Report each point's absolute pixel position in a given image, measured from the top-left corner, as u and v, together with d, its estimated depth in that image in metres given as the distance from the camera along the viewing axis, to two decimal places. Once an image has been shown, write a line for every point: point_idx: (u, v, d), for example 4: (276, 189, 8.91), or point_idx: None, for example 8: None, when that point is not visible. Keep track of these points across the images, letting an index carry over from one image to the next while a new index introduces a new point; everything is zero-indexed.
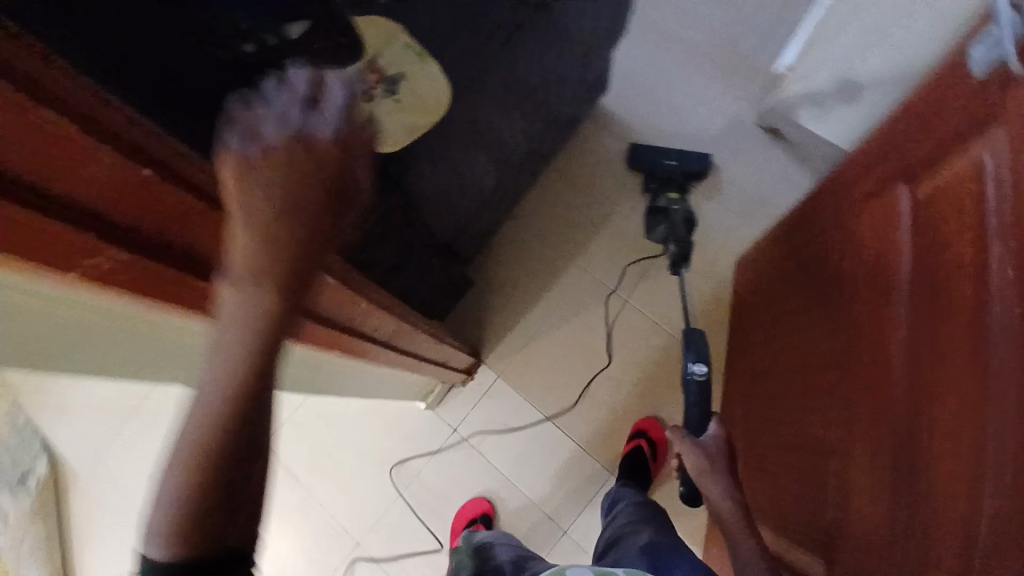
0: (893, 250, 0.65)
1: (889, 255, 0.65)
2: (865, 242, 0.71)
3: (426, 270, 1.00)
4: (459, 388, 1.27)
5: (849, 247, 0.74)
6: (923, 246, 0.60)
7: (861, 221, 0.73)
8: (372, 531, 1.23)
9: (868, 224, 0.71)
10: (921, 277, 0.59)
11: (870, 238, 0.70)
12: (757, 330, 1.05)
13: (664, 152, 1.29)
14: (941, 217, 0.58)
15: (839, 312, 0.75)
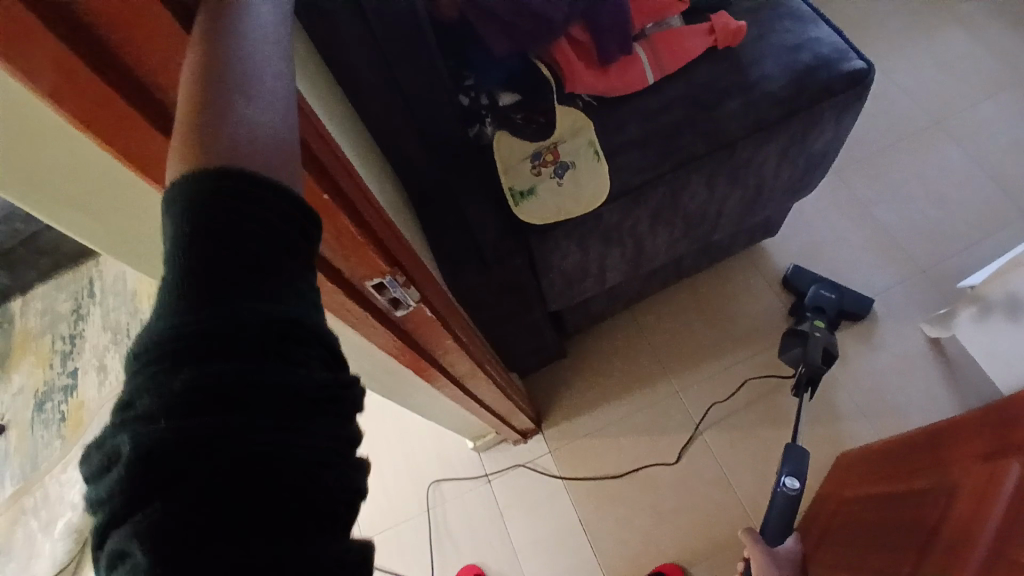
0: (984, 510, 0.58)
1: (978, 514, 0.59)
2: (963, 488, 0.64)
3: (527, 328, 1.05)
4: (509, 444, 1.30)
5: (943, 491, 0.67)
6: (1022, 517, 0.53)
7: (957, 472, 0.67)
8: (379, 536, 1.28)
9: (967, 473, 0.64)
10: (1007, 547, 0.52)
11: (967, 487, 0.63)
12: (829, 537, 0.95)
13: (822, 282, 1.25)
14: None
15: (914, 552, 0.67)
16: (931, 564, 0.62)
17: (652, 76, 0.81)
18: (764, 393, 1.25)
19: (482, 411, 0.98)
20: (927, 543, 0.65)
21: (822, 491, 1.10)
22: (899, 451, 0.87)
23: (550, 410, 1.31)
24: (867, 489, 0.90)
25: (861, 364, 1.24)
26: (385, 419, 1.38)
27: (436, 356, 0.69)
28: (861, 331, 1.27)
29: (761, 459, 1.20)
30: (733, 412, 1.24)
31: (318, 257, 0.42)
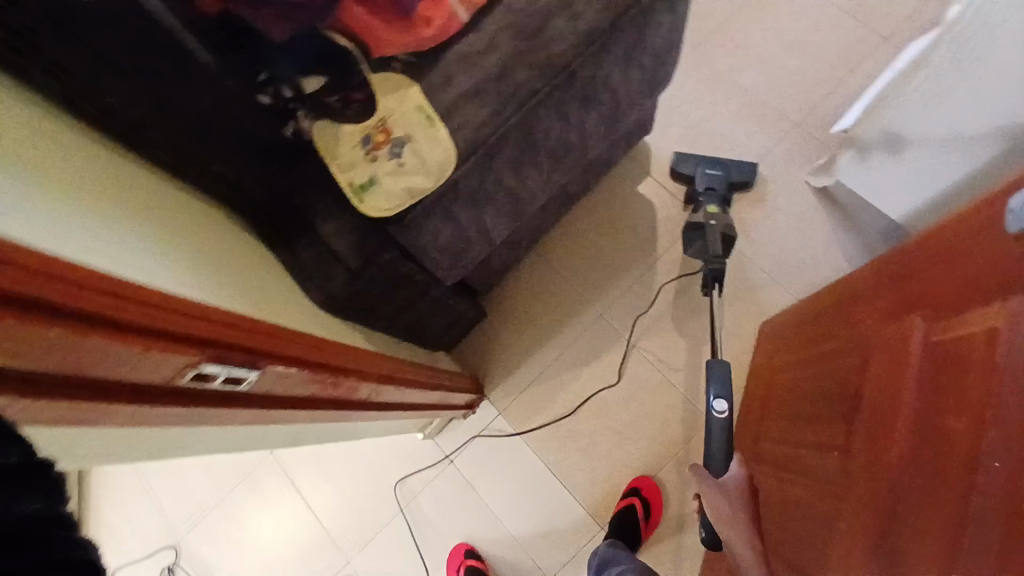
0: (902, 368, 0.60)
1: (896, 371, 0.61)
2: (875, 350, 0.67)
3: (431, 310, 0.99)
4: (459, 419, 1.27)
5: (860, 351, 0.70)
6: (935, 367, 0.55)
7: (871, 336, 0.69)
8: (360, 549, 1.26)
9: (881, 334, 0.66)
10: (927, 399, 0.55)
11: (881, 346, 0.66)
12: (766, 412, 1.00)
13: (706, 161, 1.20)
14: (952, 344, 0.54)
15: (842, 416, 0.71)
16: (864, 428, 0.64)
17: (465, 14, 0.73)
18: (683, 289, 1.25)
19: (408, 410, 0.93)
20: (853, 406, 0.68)
21: (755, 365, 1.15)
22: (817, 315, 0.88)
23: (488, 373, 1.28)
24: (795, 359, 0.93)
25: (764, 231, 1.27)
26: None
27: (323, 399, 0.64)
28: (757, 202, 1.28)
29: (699, 351, 1.22)
30: (659, 316, 1.25)
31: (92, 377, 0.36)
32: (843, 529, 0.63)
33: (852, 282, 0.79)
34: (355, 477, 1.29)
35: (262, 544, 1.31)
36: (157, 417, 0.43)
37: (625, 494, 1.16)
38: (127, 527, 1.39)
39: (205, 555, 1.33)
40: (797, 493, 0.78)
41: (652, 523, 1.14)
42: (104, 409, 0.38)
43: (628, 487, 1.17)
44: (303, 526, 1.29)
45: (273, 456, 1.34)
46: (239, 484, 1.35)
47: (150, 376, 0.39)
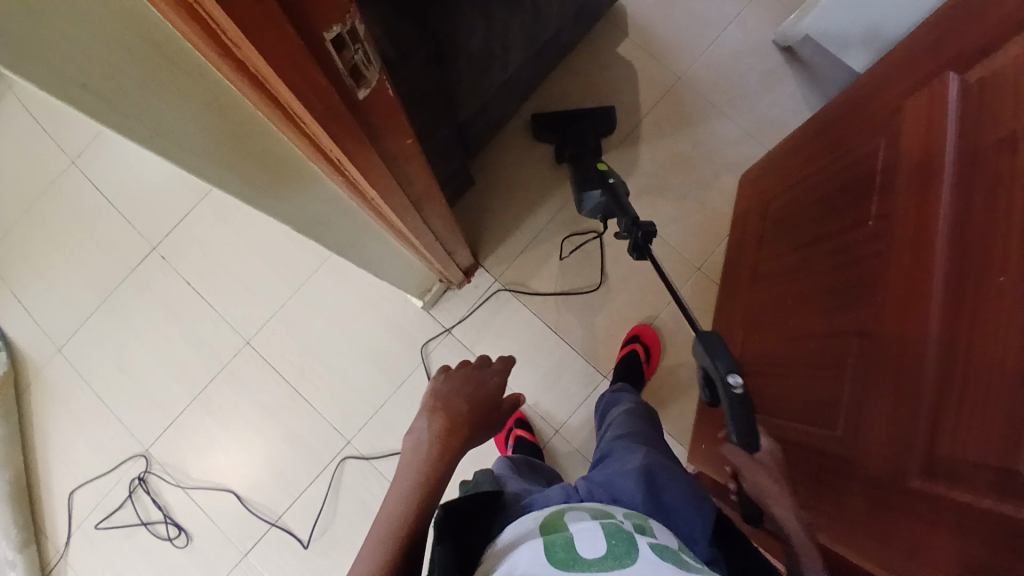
0: (942, 126, 0.66)
1: (936, 131, 0.67)
2: (910, 123, 0.72)
3: (440, 152, 0.95)
4: (454, 289, 1.25)
5: (891, 134, 0.76)
6: (984, 110, 0.61)
7: (902, 114, 0.74)
8: (361, 428, 1.22)
9: (912, 109, 0.72)
10: (975, 139, 0.61)
11: (916, 118, 0.71)
12: (767, 241, 1.05)
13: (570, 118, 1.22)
14: (1002, 84, 0.59)
15: (877, 194, 0.76)
16: (903, 187, 0.70)
17: None
18: (669, 147, 1.27)
19: (430, 248, 0.89)
20: (887, 179, 0.74)
21: (739, 211, 1.21)
22: (826, 129, 0.93)
23: (479, 243, 1.25)
24: (798, 178, 0.99)
25: (738, 85, 1.29)
26: (316, 317, 1.25)
27: (392, 181, 0.59)
28: (727, 62, 1.29)
29: (686, 205, 1.26)
30: (647, 175, 1.27)
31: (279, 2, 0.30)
32: (890, 282, 0.69)
33: (871, 86, 0.84)
34: (348, 357, 1.24)
35: (248, 438, 1.23)
36: (288, 99, 0.38)
37: (626, 340, 1.20)
38: (84, 444, 1.26)
39: (183, 459, 1.23)
40: (822, 280, 0.84)
41: (653, 362, 1.19)
42: (271, 52, 0.33)
43: (628, 331, 1.22)
44: (294, 413, 1.23)
45: (250, 348, 1.26)
46: (214, 379, 1.25)
47: (313, 26, 0.34)
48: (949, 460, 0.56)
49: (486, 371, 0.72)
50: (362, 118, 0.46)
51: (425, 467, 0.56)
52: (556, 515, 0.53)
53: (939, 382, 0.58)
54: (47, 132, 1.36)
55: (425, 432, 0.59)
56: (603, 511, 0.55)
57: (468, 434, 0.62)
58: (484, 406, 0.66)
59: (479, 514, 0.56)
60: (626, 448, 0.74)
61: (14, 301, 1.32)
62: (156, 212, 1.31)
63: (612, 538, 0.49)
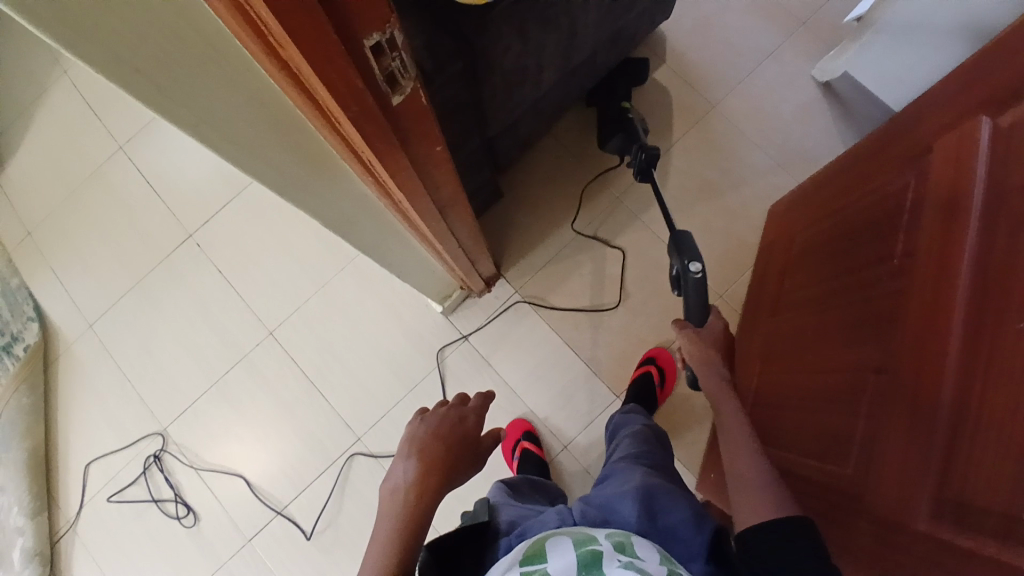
0: (971, 171, 0.66)
1: (964, 175, 0.67)
2: (940, 165, 0.72)
3: (470, 163, 0.97)
4: (474, 297, 1.26)
5: (921, 174, 0.75)
6: (1013, 156, 0.61)
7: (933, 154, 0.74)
8: (372, 426, 1.23)
9: (942, 152, 0.72)
10: (1002, 184, 0.61)
11: (946, 160, 0.71)
12: (790, 273, 1.05)
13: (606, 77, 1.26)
14: None
15: (903, 233, 0.76)
16: (928, 228, 0.70)
17: None
18: (698, 173, 1.28)
19: (453, 255, 0.91)
20: (914, 219, 0.74)
21: (765, 241, 1.20)
22: (857, 165, 0.93)
23: (502, 254, 1.27)
24: (825, 212, 0.99)
25: (773, 116, 1.29)
26: (338, 314, 1.28)
27: (421, 184, 0.61)
28: (762, 92, 1.30)
29: (711, 231, 1.26)
30: (674, 199, 1.27)
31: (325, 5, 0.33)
32: (910, 322, 0.68)
33: (905, 125, 0.84)
34: (367, 356, 1.27)
35: (261, 427, 1.26)
36: (326, 99, 0.40)
37: (642, 361, 1.19)
38: (104, 418, 1.31)
39: (197, 442, 1.27)
40: (842, 315, 0.84)
41: (669, 385, 1.18)
42: (313, 54, 0.35)
43: (646, 353, 1.22)
44: (308, 407, 1.26)
45: (271, 338, 1.29)
46: (234, 367, 1.29)
47: (354, 31, 0.36)
48: (957, 503, 0.55)
49: (466, 405, 0.70)
50: (396, 122, 0.48)
51: (405, 513, 0.56)
52: (538, 544, 0.53)
53: (952, 425, 0.58)
54: (101, 120, 1.42)
55: (399, 485, 0.58)
56: (584, 534, 0.55)
57: (444, 482, 0.60)
58: (462, 448, 0.63)
59: (462, 548, 0.57)
60: (627, 470, 0.74)
61: (52, 276, 1.38)
62: (194, 201, 1.36)
63: (584, 570, 0.48)
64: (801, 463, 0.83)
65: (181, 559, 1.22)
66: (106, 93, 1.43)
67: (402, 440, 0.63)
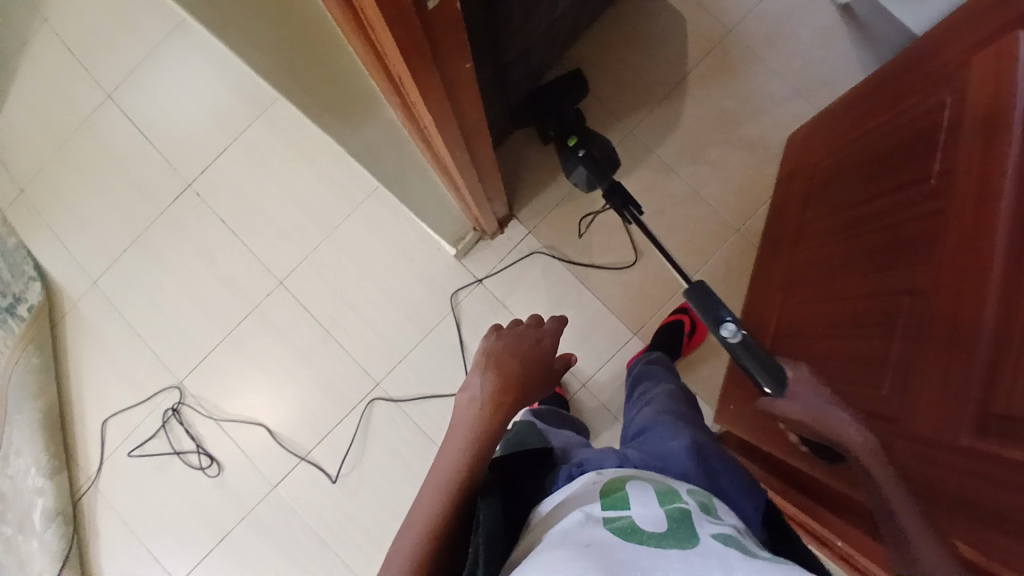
0: (1012, 84, 0.64)
1: (1006, 88, 0.64)
2: (980, 80, 0.69)
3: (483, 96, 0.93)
4: (486, 239, 1.24)
5: (959, 91, 0.73)
6: None
7: (972, 68, 0.71)
8: (391, 371, 1.23)
9: (980, 66, 0.69)
10: None
11: (988, 75, 0.68)
12: (813, 202, 1.03)
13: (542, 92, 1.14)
14: None
15: (938, 153, 0.73)
16: (967, 147, 0.68)
17: None
18: (713, 105, 1.24)
19: (472, 194, 0.89)
20: (949, 138, 0.72)
21: (782, 173, 1.18)
22: (885, 86, 0.90)
23: (513, 194, 1.24)
24: (851, 136, 0.96)
25: (789, 42, 1.24)
26: (348, 260, 1.26)
27: (449, 110, 0.58)
28: (779, 16, 1.24)
29: (727, 165, 1.23)
30: (688, 133, 1.24)
31: None
32: (948, 243, 0.67)
33: (938, 40, 0.80)
34: (380, 301, 1.25)
35: (278, 376, 1.25)
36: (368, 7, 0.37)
37: (677, 309, 1.19)
38: (118, 374, 1.30)
39: (216, 393, 1.27)
40: (872, 242, 0.83)
41: (700, 336, 1.19)
42: None
43: (681, 301, 1.21)
44: (324, 354, 1.25)
45: (283, 287, 1.27)
46: (247, 317, 1.27)
47: None
48: (1003, 415, 0.55)
49: (539, 331, 0.72)
50: (429, 38, 0.45)
51: (481, 424, 0.56)
52: (615, 486, 0.50)
53: (996, 343, 0.57)
54: (83, 67, 1.34)
55: (476, 394, 0.59)
56: (667, 486, 0.53)
57: (519, 394, 0.61)
58: (537, 368, 0.65)
59: (522, 469, 0.57)
60: (669, 424, 0.74)
61: (50, 234, 1.34)
62: (191, 148, 1.31)
63: (675, 522, 0.44)
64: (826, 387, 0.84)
65: (208, 507, 1.24)
66: (86, 35, 1.34)
67: (476, 360, 0.64)
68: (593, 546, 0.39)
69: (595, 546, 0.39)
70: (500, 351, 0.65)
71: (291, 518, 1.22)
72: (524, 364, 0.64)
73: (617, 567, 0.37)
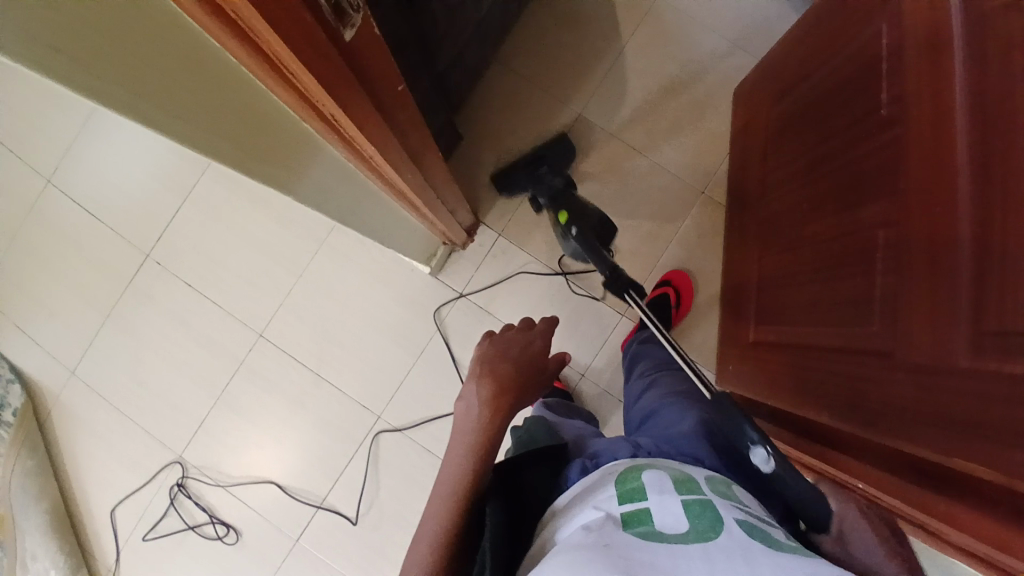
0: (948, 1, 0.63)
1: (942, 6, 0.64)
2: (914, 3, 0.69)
3: (424, 110, 0.91)
4: (459, 251, 1.22)
5: (894, 16, 0.72)
6: None
7: None
8: (389, 402, 1.21)
9: None
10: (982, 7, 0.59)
11: None
12: (772, 152, 1.02)
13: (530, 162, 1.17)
14: None
15: (886, 81, 0.73)
16: (914, 69, 0.68)
17: None
18: (656, 73, 1.23)
19: (435, 208, 0.87)
20: (894, 64, 0.72)
21: (737, 128, 1.17)
22: (821, 24, 0.90)
23: (477, 200, 1.22)
24: (798, 78, 0.96)
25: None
26: (327, 299, 1.23)
27: (389, 135, 0.56)
28: None
29: (681, 131, 1.22)
30: (637, 105, 1.23)
31: None
32: (912, 169, 0.67)
33: None
34: (365, 334, 1.23)
35: (278, 429, 1.23)
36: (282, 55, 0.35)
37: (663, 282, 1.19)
38: (116, 459, 1.26)
39: (218, 459, 1.24)
40: (837, 180, 0.82)
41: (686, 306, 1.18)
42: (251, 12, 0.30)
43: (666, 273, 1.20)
44: (319, 398, 1.22)
45: (264, 340, 1.24)
46: (234, 376, 1.24)
47: None
48: (997, 332, 0.54)
49: (529, 333, 0.74)
50: (353, 69, 0.43)
51: (484, 426, 0.56)
52: (633, 473, 0.50)
53: (979, 260, 0.57)
54: (16, 155, 1.30)
55: (475, 399, 0.59)
56: (683, 473, 0.52)
57: (516, 398, 0.61)
58: (532, 367, 0.66)
59: (526, 464, 0.55)
60: (676, 405, 0.73)
61: (18, 332, 1.30)
62: (144, 217, 1.27)
63: (695, 515, 0.43)
64: (818, 334, 0.84)
65: None
66: (12, 123, 1.30)
67: (471, 367, 0.64)
68: (612, 547, 0.38)
69: (614, 547, 0.38)
70: (494, 359, 0.65)
71: (320, 569, 1.19)
72: (519, 367, 0.65)
73: (639, 571, 0.36)
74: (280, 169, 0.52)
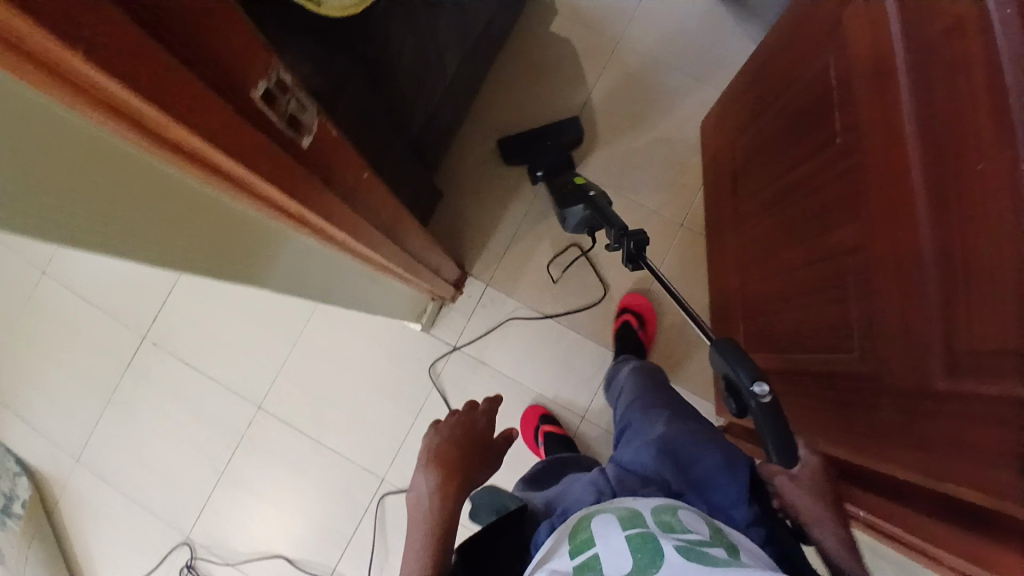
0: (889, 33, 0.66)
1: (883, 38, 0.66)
2: (856, 37, 0.71)
3: (399, 176, 0.93)
4: (448, 304, 1.23)
5: (840, 49, 0.75)
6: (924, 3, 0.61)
7: (848, 23, 0.73)
8: (392, 462, 1.21)
9: (855, 22, 0.72)
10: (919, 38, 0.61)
11: (863, 29, 0.70)
12: (743, 183, 1.04)
13: (537, 134, 1.21)
14: None
15: (840, 111, 0.75)
16: (863, 100, 0.70)
17: None
18: (624, 113, 1.26)
19: (417, 271, 0.89)
20: (845, 95, 0.74)
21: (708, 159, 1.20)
22: (775, 58, 0.93)
23: (462, 253, 1.24)
24: (759, 110, 0.98)
25: (678, 35, 1.27)
26: (323, 364, 1.24)
27: (359, 218, 0.58)
28: (662, 14, 1.27)
29: (655, 166, 1.25)
30: (610, 146, 1.26)
31: (204, 104, 0.29)
32: (873, 196, 0.68)
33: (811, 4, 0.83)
34: (363, 396, 1.23)
35: (284, 501, 1.22)
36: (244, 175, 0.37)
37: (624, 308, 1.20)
38: (125, 545, 1.26)
39: (226, 537, 1.23)
40: (806, 207, 0.84)
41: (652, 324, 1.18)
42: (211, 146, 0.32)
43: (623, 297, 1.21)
44: (322, 465, 1.22)
45: (263, 412, 1.24)
46: (236, 450, 1.24)
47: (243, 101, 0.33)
48: (971, 355, 0.55)
49: (479, 410, 0.75)
50: (314, 168, 0.45)
51: (433, 522, 0.58)
52: (583, 526, 0.51)
53: (944, 285, 0.58)
54: (11, 250, 1.33)
55: (424, 493, 0.61)
56: (629, 507, 0.53)
57: (464, 483, 0.63)
58: (480, 451, 0.67)
59: (491, 538, 0.57)
60: (640, 425, 0.74)
61: (21, 423, 1.30)
62: (138, 300, 1.29)
63: (637, 551, 0.45)
64: (806, 361, 0.84)
65: None
66: None
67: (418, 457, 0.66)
68: None
69: None
70: (441, 443, 0.67)
71: None
72: (466, 451, 0.66)
73: None
74: (256, 263, 0.54)
